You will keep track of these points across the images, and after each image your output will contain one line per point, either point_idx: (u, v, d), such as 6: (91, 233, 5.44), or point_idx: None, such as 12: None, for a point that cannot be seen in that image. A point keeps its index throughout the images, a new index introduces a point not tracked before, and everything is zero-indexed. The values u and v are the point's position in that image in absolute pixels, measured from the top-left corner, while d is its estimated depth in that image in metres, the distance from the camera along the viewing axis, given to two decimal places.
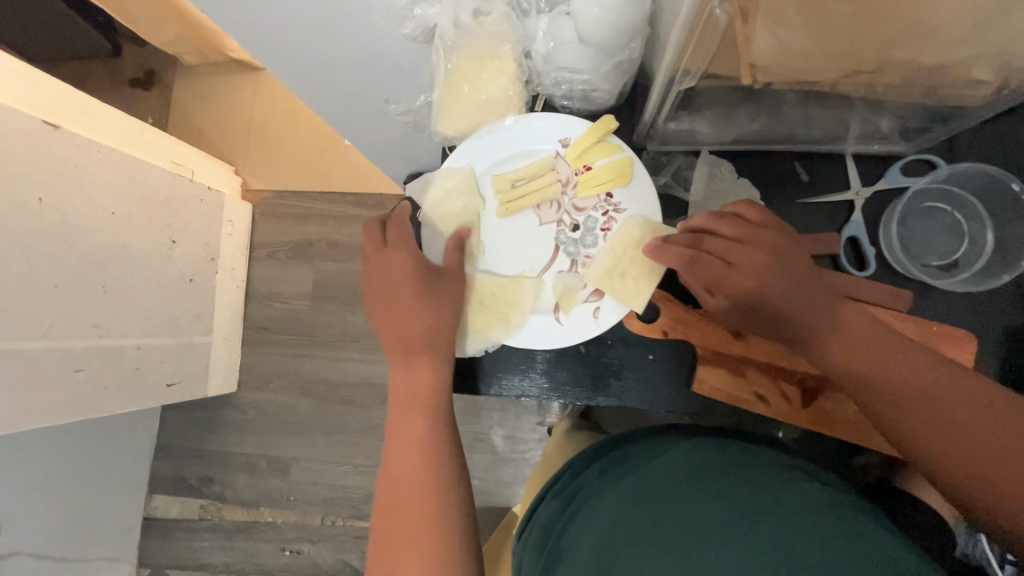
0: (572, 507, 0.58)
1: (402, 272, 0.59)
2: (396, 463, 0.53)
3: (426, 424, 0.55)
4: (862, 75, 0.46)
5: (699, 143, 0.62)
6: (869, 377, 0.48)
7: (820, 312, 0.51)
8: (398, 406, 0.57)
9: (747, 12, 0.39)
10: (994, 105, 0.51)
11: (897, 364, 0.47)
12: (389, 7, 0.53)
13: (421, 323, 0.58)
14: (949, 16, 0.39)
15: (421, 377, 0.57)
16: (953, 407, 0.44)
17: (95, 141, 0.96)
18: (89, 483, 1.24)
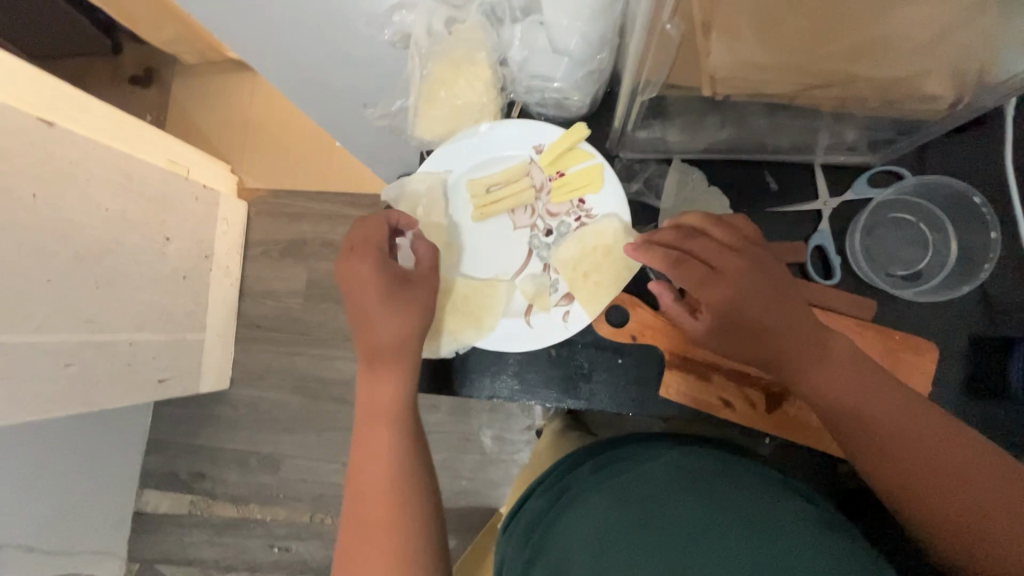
0: (561, 503, 0.60)
1: (374, 282, 0.57)
2: (364, 478, 0.54)
3: (394, 442, 0.56)
4: (819, 89, 0.47)
5: (671, 150, 0.63)
6: (844, 404, 0.49)
7: (803, 335, 0.51)
8: (365, 420, 0.57)
9: (704, 26, 0.40)
10: (952, 118, 0.52)
11: (870, 391, 0.49)
12: (369, 12, 0.57)
13: (393, 340, 0.57)
14: (901, 33, 0.40)
15: (389, 396, 0.57)
16: (923, 440, 0.46)
17: (90, 138, 0.97)
18: (80, 477, 1.25)
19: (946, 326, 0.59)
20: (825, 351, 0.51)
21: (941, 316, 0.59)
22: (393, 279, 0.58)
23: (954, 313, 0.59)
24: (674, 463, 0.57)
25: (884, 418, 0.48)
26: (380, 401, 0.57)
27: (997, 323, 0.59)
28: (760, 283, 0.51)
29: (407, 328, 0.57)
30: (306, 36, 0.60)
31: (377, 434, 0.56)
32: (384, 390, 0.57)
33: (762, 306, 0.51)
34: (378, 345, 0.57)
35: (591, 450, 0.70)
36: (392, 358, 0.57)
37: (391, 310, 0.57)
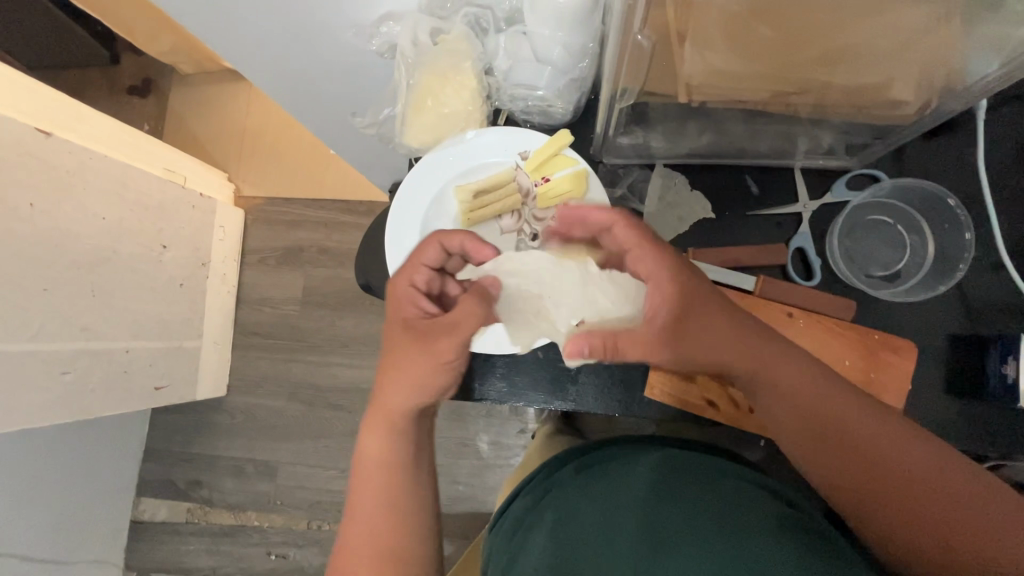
0: (544, 502, 0.61)
1: (404, 318, 0.55)
2: (355, 536, 0.54)
3: (385, 502, 0.54)
4: (791, 95, 0.48)
5: (654, 156, 0.65)
6: (788, 414, 0.51)
7: (752, 348, 0.52)
8: (357, 473, 0.56)
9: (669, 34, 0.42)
10: (923, 122, 0.54)
11: (814, 400, 0.50)
12: (356, 24, 0.59)
13: (390, 403, 0.55)
14: (865, 41, 0.41)
15: (381, 458, 0.55)
16: (861, 447, 0.48)
17: (87, 148, 0.98)
18: (77, 485, 1.26)
19: (925, 326, 0.61)
20: (773, 365, 0.51)
21: (920, 316, 0.61)
22: (410, 321, 0.55)
23: (933, 313, 0.60)
24: (659, 464, 0.57)
25: (826, 425, 0.50)
26: (367, 463, 0.55)
27: (975, 322, 0.60)
28: (703, 296, 0.51)
29: (409, 394, 0.54)
30: (298, 47, 0.61)
31: (367, 493, 0.55)
32: (374, 450, 0.55)
33: (707, 323, 0.51)
34: (378, 402, 0.56)
35: (578, 450, 0.72)
36: (391, 418, 0.55)
37: (395, 366, 0.55)
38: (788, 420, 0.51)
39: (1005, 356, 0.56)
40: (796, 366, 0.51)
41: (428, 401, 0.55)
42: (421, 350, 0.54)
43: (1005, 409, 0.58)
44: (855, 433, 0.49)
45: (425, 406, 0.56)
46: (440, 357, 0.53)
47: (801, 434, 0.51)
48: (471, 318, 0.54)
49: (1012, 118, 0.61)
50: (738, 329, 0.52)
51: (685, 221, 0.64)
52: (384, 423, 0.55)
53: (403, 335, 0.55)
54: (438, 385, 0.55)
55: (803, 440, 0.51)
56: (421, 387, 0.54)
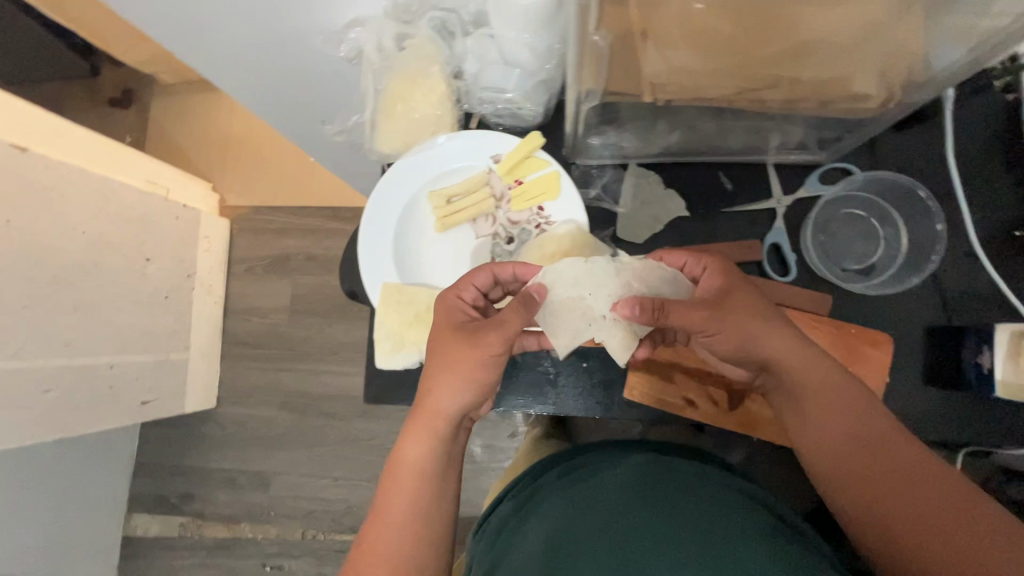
0: (527, 505, 0.61)
1: (452, 323, 0.55)
2: (376, 543, 0.50)
3: (414, 508, 0.51)
4: (755, 91, 0.48)
5: (627, 155, 0.65)
6: (826, 437, 0.50)
7: (797, 361, 0.51)
8: (385, 477, 0.53)
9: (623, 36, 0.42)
10: (889, 114, 0.54)
11: (856, 425, 0.49)
12: (324, 30, 0.59)
13: (434, 404, 0.53)
14: (823, 36, 0.41)
15: (419, 463, 0.52)
16: (894, 482, 0.46)
17: (65, 162, 0.97)
18: (69, 504, 1.24)
19: (902, 318, 0.61)
20: (815, 383, 0.51)
21: (897, 308, 0.61)
22: (461, 325, 0.55)
23: (908, 305, 0.61)
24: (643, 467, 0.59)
25: (860, 455, 0.48)
26: (403, 466, 0.52)
27: (952, 313, 0.60)
28: (752, 306, 0.52)
29: (455, 395, 0.53)
30: (267, 54, 0.60)
31: (396, 497, 0.51)
32: (413, 453, 0.52)
33: (750, 333, 0.51)
34: (421, 404, 0.54)
35: (562, 456, 0.72)
36: (434, 421, 0.53)
37: (443, 363, 0.53)
38: (824, 444, 0.50)
39: (980, 345, 0.55)
40: (844, 390, 0.50)
41: (473, 404, 0.54)
42: (470, 346, 0.53)
43: (981, 399, 0.58)
44: (887, 467, 0.47)
45: (469, 409, 0.54)
46: (487, 355, 0.53)
47: (831, 434, 0.50)
48: (517, 316, 0.53)
49: (981, 108, 0.62)
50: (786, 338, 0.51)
51: (661, 220, 0.64)
52: (426, 426, 0.53)
53: (452, 334, 0.54)
54: (482, 385, 0.54)
55: (830, 442, 0.50)
56: (467, 387, 0.53)
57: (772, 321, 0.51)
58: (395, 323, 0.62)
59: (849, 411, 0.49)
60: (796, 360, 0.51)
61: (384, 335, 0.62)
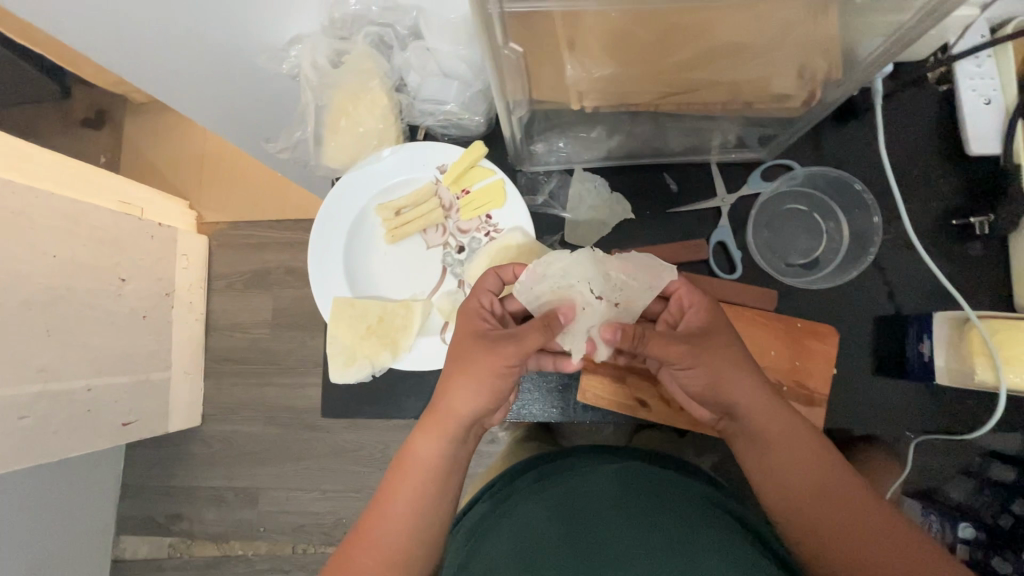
0: (504, 506, 0.64)
1: (470, 328, 0.55)
2: (372, 532, 0.50)
3: (415, 503, 0.51)
4: (678, 95, 0.49)
5: (572, 161, 0.66)
6: (786, 482, 0.51)
7: (762, 408, 0.53)
8: (392, 469, 0.53)
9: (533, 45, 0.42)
10: (819, 110, 0.54)
11: (816, 474, 0.51)
12: (267, 45, 0.60)
13: (450, 406, 0.53)
14: (733, 40, 0.42)
15: (427, 462, 0.52)
16: (848, 525, 0.48)
17: (32, 186, 0.96)
18: (56, 529, 1.22)
19: (849, 310, 0.61)
20: (776, 428, 0.53)
21: (842, 301, 0.61)
22: (479, 330, 0.55)
23: (854, 297, 0.61)
24: (618, 476, 0.63)
25: (818, 501, 0.50)
26: (413, 461, 0.52)
27: (897, 304, 0.61)
28: (729, 352, 0.53)
29: (471, 399, 0.53)
30: (213, 72, 0.61)
31: (399, 490, 0.51)
32: (423, 450, 0.52)
33: (719, 374, 0.52)
34: (438, 404, 0.54)
35: (534, 461, 0.73)
36: (447, 423, 0.53)
37: (466, 365, 0.53)
38: (787, 489, 0.51)
39: (921, 336, 0.58)
40: (803, 438, 0.52)
41: (485, 412, 0.54)
42: (487, 351, 0.53)
43: (929, 388, 0.59)
44: (844, 510, 0.49)
45: (482, 415, 0.54)
46: (503, 362, 0.52)
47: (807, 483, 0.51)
48: (537, 334, 0.53)
49: (916, 101, 0.63)
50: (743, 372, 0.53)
51: (608, 223, 0.65)
52: (439, 425, 0.53)
53: (471, 338, 0.54)
54: (499, 391, 0.54)
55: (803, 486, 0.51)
56: (486, 392, 0.53)
57: (745, 369, 0.53)
58: (348, 337, 0.63)
59: (807, 456, 0.52)
60: (759, 408, 0.53)
61: (337, 349, 0.63)
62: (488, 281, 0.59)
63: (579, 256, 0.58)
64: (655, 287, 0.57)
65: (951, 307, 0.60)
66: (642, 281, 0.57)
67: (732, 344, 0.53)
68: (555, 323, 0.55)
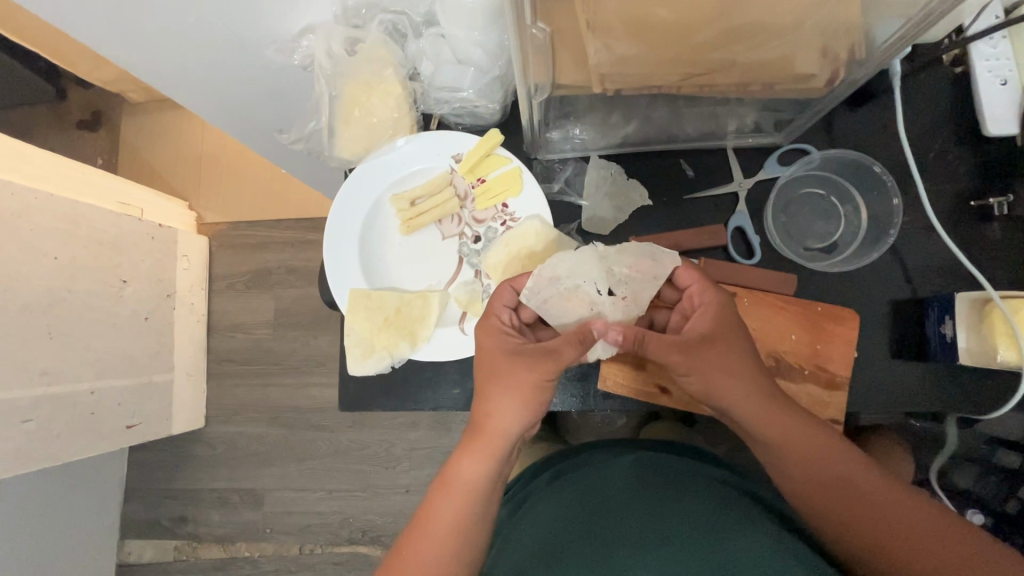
0: (526, 508, 0.63)
1: (498, 348, 0.55)
2: (415, 554, 0.49)
3: (457, 525, 0.50)
4: (699, 77, 0.49)
5: (587, 148, 0.65)
6: (803, 477, 0.51)
7: (770, 403, 0.52)
8: (434, 490, 0.53)
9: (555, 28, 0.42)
10: (841, 91, 0.53)
11: (836, 470, 0.50)
12: (277, 38, 0.60)
13: (493, 426, 0.53)
14: (758, 20, 0.41)
15: (471, 480, 0.52)
16: (873, 519, 0.47)
17: (31, 187, 0.95)
18: (62, 535, 1.21)
19: (867, 294, 0.61)
20: (790, 425, 0.52)
21: (859, 284, 0.61)
22: (511, 349, 0.54)
23: (872, 281, 0.61)
24: (635, 469, 0.63)
25: (838, 497, 0.49)
26: (455, 484, 0.52)
27: (915, 287, 0.61)
28: (732, 355, 0.53)
29: (513, 419, 0.53)
30: (223, 64, 0.60)
31: (442, 509, 0.51)
32: (467, 472, 0.52)
33: (720, 377, 0.52)
34: (480, 426, 0.54)
35: (551, 458, 0.73)
36: (490, 445, 0.53)
37: (505, 385, 0.53)
38: (808, 483, 0.51)
39: (943, 317, 0.57)
40: (815, 429, 0.52)
41: (526, 427, 0.55)
42: (527, 371, 0.53)
43: (951, 371, 0.59)
44: (866, 498, 0.49)
45: (524, 431, 0.55)
46: (542, 381, 0.53)
47: (825, 478, 0.50)
48: (572, 349, 0.53)
49: (932, 83, 0.63)
50: (742, 373, 0.52)
51: (624, 210, 0.64)
52: (483, 447, 0.53)
53: (505, 360, 0.54)
54: (540, 406, 0.54)
55: (822, 482, 0.50)
56: (528, 409, 0.53)
57: (750, 370, 0.53)
58: (365, 329, 0.62)
59: (819, 450, 0.51)
60: (763, 410, 0.52)
61: (354, 341, 0.62)
62: (502, 297, 0.58)
63: (584, 256, 0.58)
64: (660, 275, 0.57)
65: (971, 289, 0.60)
66: (647, 271, 0.57)
67: (736, 346, 0.53)
68: (589, 340, 0.54)
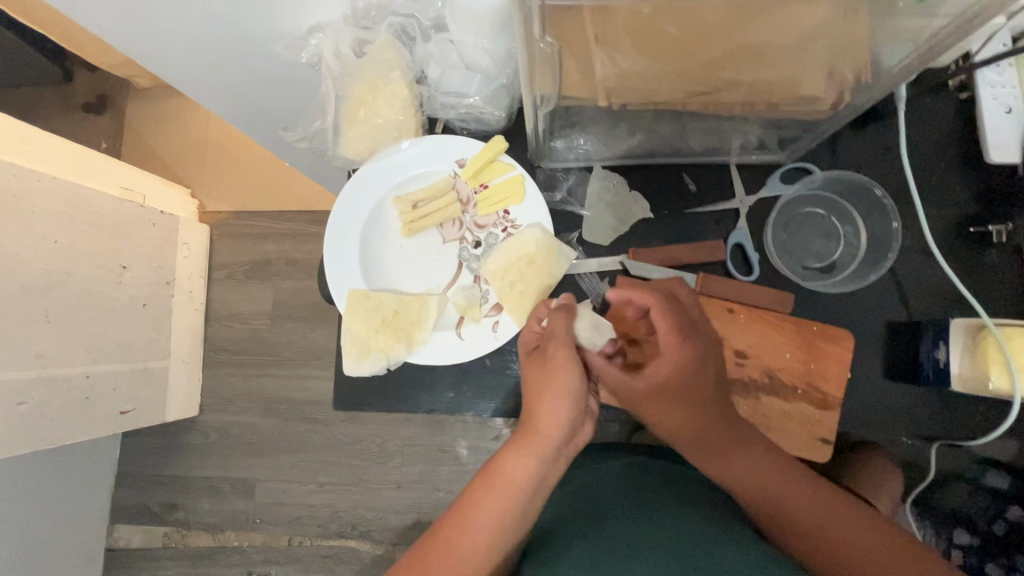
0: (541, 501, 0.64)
1: (529, 341, 0.59)
2: (454, 541, 0.49)
3: (502, 520, 0.50)
4: (706, 95, 0.49)
5: (591, 158, 0.66)
6: (756, 504, 0.54)
7: (719, 438, 0.55)
8: (477, 484, 0.52)
9: (565, 41, 0.43)
10: (847, 113, 0.54)
11: (796, 500, 0.52)
12: (285, 35, 0.60)
13: (535, 424, 0.53)
14: (766, 40, 0.42)
15: (519, 479, 0.51)
16: (830, 543, 0.49)
17: (34, 170, 0.95)
18: (50, 516, 1.21)
19: (863, 315, 0.62)
20: (739, 456, 0.55)
21: (856, 305, 0.62)
22: (533, 351, 0.57)
23: (870, 303, 0.62)
24: (650, 466, 0.64)
25: (775, 514, 0.52)
26: (504, 480, 0.51)
27: (912, 310, 0.61)
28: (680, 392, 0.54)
29: (557, 412, 0.53)
30: (232, 59, 0.60)
31: (484, 504, 0.50)
32: (514, 468, 0.51)
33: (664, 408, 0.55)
34: (523, 423, 0.54)
35: None
36: (536, 440, 0.52)
37: (551, 384, 0.53)
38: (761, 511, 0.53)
39: (938, 342, 0.58)
40: (769, 456, 0.55)
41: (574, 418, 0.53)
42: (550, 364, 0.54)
43: (946, 396, 0.60)
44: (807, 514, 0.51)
45: (571, 423, 0.53)
46: (564, 374, 0.53)
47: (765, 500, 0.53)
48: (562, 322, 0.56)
49: (937, 107, 0.63)
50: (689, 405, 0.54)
51: (625, 222, 0.65)
52: (530, 444, 0.52)
53: (533, 363, 0.57)
54: (575, 397, 0.53)
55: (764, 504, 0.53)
56: (567, 403, 0.53)
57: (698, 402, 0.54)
58: (362, 330, 0.62)
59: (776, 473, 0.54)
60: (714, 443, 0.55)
61: (351, 341, 0.62)
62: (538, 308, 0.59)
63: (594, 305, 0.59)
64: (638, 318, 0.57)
65: (967, 315, 0.60)
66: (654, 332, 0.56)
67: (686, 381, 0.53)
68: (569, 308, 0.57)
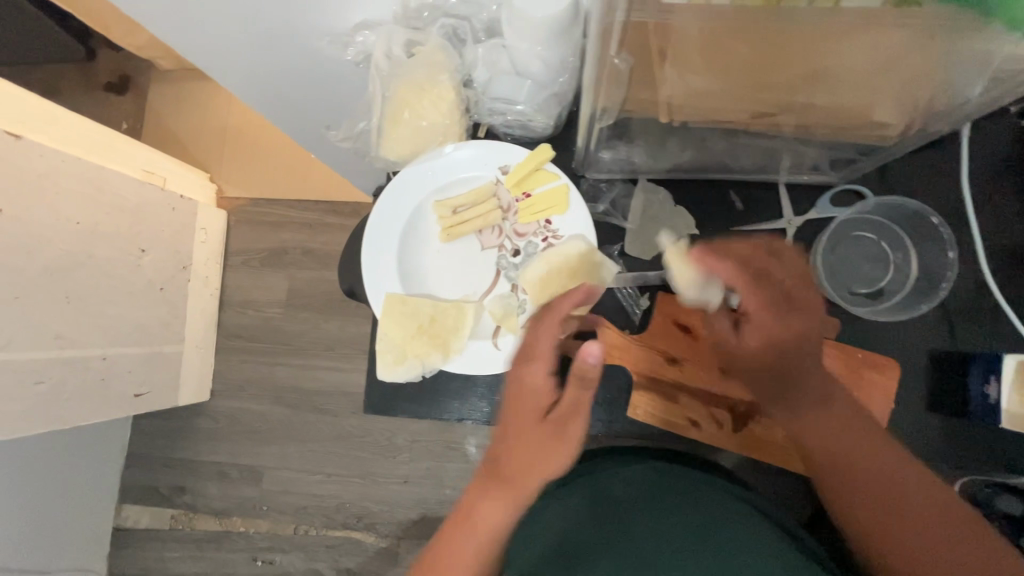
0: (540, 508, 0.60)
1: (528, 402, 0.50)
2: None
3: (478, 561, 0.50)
4: (773, 116, 0.48)
5: (636, 171, 0.64)
6: (845, 485, 0.49)
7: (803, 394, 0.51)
8: (448, 530, 0.51)
9: (640, 59, 0.42)
10: (912, 139, 0.53)
11: (868, 463, 0.48)
12: (332, 33, 0.56)
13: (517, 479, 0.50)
14: (845, 65, 0.40)
15: (490, 526, 0.50)
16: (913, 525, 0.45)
17: (58, 150, 0.95)
18: (60, 494, 1.22)
19: (906, 343, 0.60)
20: (829, 426, 0.50)
21: (899, 333, 0.61)
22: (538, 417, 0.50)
23: (914, 331, 0.60)
24: (651, 473, 0.59)
25: (840, 469, 0.49)
26: (474, 529, 0.50)
27: (958, 340, 0.60)
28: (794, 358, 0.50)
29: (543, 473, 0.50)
30: None
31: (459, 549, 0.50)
32: (487, 516, 0.50)
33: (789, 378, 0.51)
34: (505, 475, 0.50)
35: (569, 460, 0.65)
36: (514, 493, 0.50)
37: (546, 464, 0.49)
38: (851, 497, 0.48)
39: (988, 375, 0.56)
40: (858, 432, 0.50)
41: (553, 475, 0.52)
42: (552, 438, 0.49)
43: (984, 432, 0.59)
44: (874, 476, 0.48)
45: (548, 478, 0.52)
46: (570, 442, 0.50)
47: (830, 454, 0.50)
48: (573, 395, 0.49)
49: (993, 135, 0.62)
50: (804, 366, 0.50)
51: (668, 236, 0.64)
52: (507, 495, 0.50)
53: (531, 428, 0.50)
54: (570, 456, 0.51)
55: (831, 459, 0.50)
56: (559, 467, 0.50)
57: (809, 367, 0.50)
58: (397, 336, 0.62)
59: (861, 450, 0.49)
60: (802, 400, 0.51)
61: (387, 347, 0.62)
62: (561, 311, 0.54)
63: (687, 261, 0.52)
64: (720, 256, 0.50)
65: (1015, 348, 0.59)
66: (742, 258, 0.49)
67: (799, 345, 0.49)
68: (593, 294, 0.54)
